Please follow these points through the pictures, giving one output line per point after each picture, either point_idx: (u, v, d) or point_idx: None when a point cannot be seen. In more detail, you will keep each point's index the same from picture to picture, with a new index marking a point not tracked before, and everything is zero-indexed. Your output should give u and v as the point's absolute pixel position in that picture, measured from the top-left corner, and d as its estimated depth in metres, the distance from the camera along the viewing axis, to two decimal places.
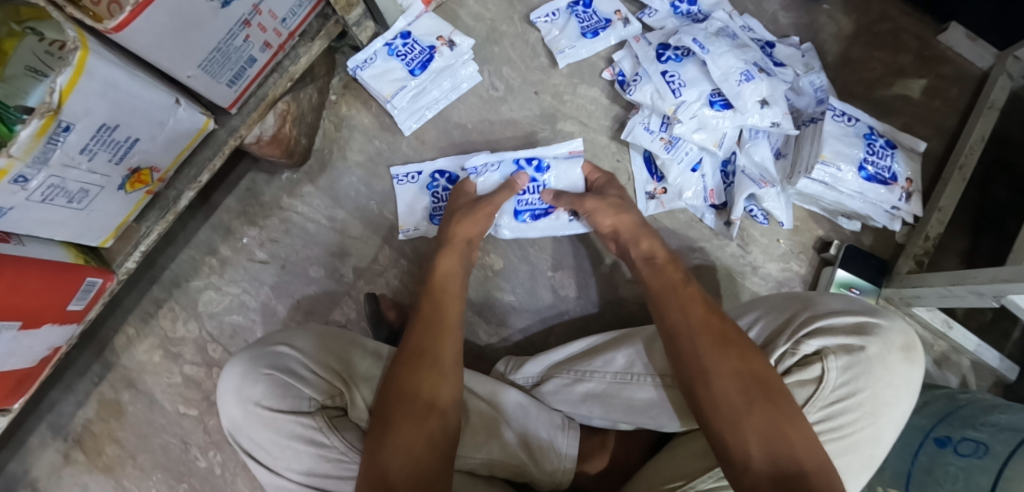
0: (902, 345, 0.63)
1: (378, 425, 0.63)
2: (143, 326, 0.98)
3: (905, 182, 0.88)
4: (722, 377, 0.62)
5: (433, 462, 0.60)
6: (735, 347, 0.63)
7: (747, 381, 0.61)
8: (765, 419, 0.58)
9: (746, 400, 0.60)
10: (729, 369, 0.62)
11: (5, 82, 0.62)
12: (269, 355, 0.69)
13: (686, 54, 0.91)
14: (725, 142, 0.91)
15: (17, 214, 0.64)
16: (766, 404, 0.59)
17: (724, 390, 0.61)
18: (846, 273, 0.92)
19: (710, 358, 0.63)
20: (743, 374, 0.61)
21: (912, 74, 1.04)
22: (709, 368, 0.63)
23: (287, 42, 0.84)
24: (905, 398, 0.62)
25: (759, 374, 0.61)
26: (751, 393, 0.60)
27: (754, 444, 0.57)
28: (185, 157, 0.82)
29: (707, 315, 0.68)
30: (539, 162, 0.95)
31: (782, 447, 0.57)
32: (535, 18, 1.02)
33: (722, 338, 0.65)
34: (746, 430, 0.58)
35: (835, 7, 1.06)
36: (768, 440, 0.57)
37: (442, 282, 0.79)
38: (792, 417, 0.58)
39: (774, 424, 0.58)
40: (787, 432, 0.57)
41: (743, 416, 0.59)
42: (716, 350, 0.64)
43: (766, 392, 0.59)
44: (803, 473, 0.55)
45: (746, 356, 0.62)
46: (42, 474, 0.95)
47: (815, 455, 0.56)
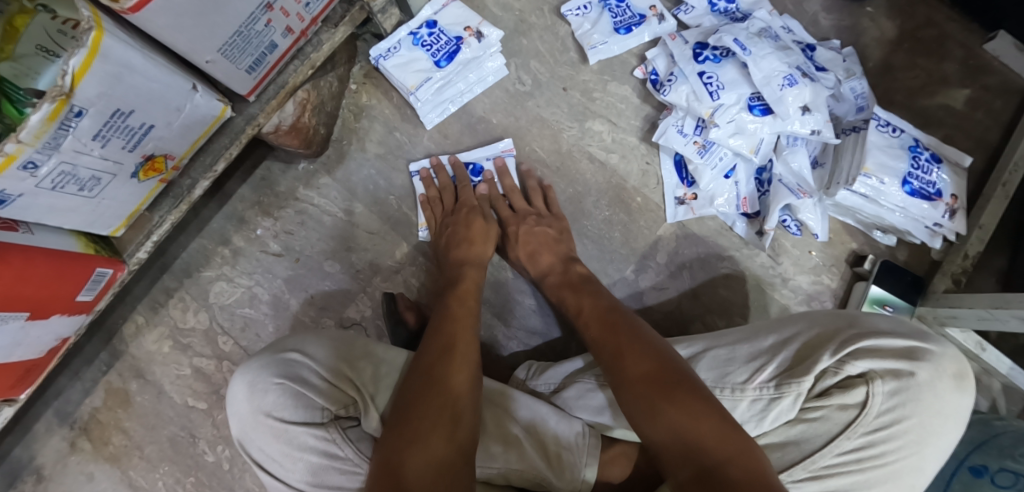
0: (954, 373, 0.60)
1: (397, 421, 0.61)
2: (153, 315, 0.96)
3: (950, 197, 0.84)
4: (626, 385, 0.63)
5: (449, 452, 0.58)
6: (631, 355, 0.66)
7: (647, 382, 0.62)
8: (671, 418, 0.58)
9: (648, 401, 0.60)
10: (629, 375, 0.64)
11: (14, 61, 0.59)
12: (279, 362, 0.66)
13: (725, 55, 0.88)
14: (762, 149, 0.88)
15: (25, 201, 0.61)
16: (665, 401, 0.59)
17: (628, 396, 0.62)
18: (881, 289, 0.89)
19: (613, 369, 0.66)
20: (641, 377, 0.63)
21: (956, 83, 1.00)
22: (614, 379, 0.65)
23: (309, 27, 0.81)
24: (952, 428, 0.60)
25: (653, 373, 0.62)
26: (649, 394, 0.61)
27: (669, 439, 0.57)
28: (201, 144, 0.79)
29: (603, 333, 0.72)
30: (474, 165, 0.97)
31: (693, 444, 0.56)
32: (565, 11, 0.98)
33: (615, 349, 0.68)
34: (656, 427, 0.58)
35: (879, 10, 1.01)
36: (677, 436, 0.57)
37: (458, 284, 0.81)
38: (695, 410, 0.57)
39: (681, 415, 0.57)
40: (694, 428, 0.56)
41: (652, 416, 0.59)
42: (616, 361, 0.67)
43: (662, 386, 0.61)
44: (721, 464, 0.53)
45: (642, 359, 0.65)
46: (48, 461, 0.93)
47: (728, 445, 0.54)
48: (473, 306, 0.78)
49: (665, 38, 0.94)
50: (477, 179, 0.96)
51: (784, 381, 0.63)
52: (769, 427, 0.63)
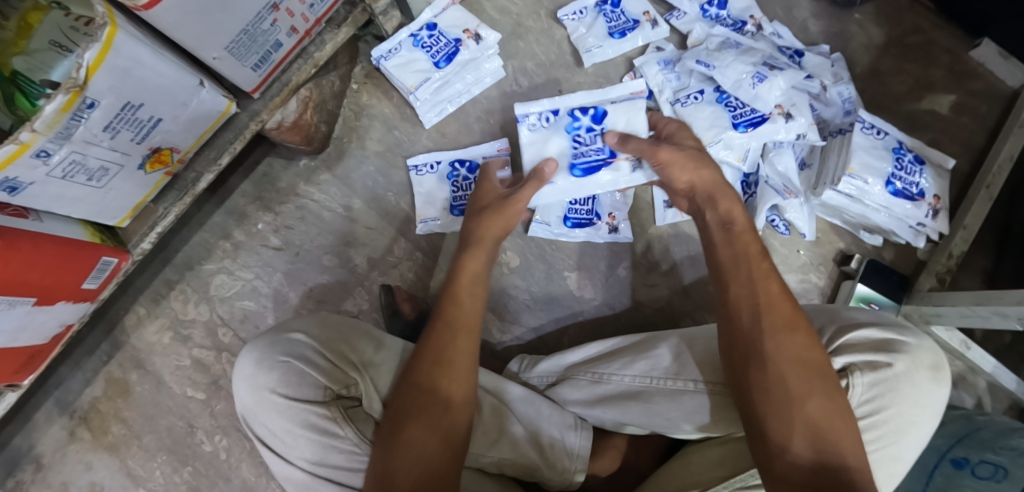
0: (930, 364, 0.62)
1: (389, 429, 0.61)
2: (154, 306, 0.98)
3: (933, 198, 0.87)
4: (780, 360, 0.58)
5: (442, 459, 0.59)
6: (803, 335, 0.59)
7: (805, 367, 0.57)
8: (821, 412, 0.55)
9: (806, 386, 0.56)
10: (790, 352, 0.58)
11: (27, 55, 0.61)
12: (285, 341, 0.69)
13: (584, 223, 0.96)
14: (750, 156, 0.90)
15: (36, 190, 0.63)
16: (822, 396, 0.56)
17: (781, 373, 0.58)
18: (866, 287, 0.91)
19: (773, 341, 0.60)
20: (804, 360, 0.58)
21: (941, 89, 1.02)
22: (768, 348, 0.60)
23: (314, 27, 0.83)
24: (929, 417, 0.61)
25: (821, 366, 0.57)
26: (810, 381, 0.57)
27: (801, 433, 0.55)
28: (206, 138, 0.82)
29: (778, 295, 0.63)
30: (471, 162, 0.97)
31: (827, 439, 0.54)
32: (562, 15, 1.01)
33: (788, 319, 0.61)
34: (800, 418, 0.56)
35: (867, 18, 1.04)
36: (816, 430, 0.55)
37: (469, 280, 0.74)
38: (845, 414, 0.55)
39: (828, 419, 0.55)
40: (836, 430, 0.55)
41: (796, 406, 0.56)
42: (779, 332, 0.60)
43: (826, 384, 0.56)
44: (846, 468, 0.53)
45: (812, 342, 0.59)
46: (47, 450, 0.94)
47: (859, 458, 0.54)
48: (478, 304, 0.73)
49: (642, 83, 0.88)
50: (473, 175, 0.97)
51: None
52: None
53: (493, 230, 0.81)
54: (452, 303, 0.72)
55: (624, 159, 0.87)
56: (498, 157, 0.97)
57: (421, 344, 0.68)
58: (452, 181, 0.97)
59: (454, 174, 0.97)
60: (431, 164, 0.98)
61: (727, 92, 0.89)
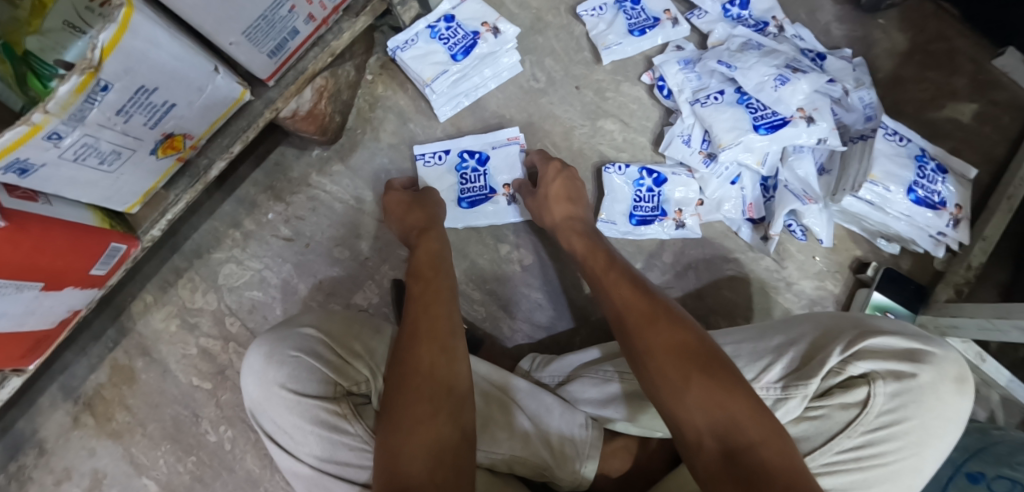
0: (955, 376, 0.61)
1: (389, 420, 0.59)
2: (162, 294, 0.97)
3: (955, 207, 0.86)
4: (655, 352, 0.60)
5: (447, 430, 0.58)
6: (665, 325, 0.62)
7: (679, 353, 0.59)
8: (703, 391, 0.55)
9: (682, 373, 0.57)
10: (662, 344, 0.60)
11: (41, 34, 0.61)
12: (295, 336, 0.68)
13: (649, 220, 0.93)
14: (768, 160, 0.89)
15: (47, 172, 0.62)
16: (700, 376, 0.56)
17: (660, 364, 0.59)
18: (883, 296, 0.90)
19: (642, 336, 0.62)
20: (675, 348, 0.59)
21: (964, 97, 1.01)
22: (640, 346, 0.62)
23: (331, 15, 0.82)
24: (952, 430, 0.60)
25: (689, 351, 0.59)
26: (685, 366, 0.57)
27: (697, 416, 0.55)
28: (219, 125, 0.81)
29: (632, 298, 0.67)
30: (480, 154, 0.96)
31: (722, 417, 0.54)
32: (581, 11, 1.00)
33: (648, 316, 0.64)
34: (688, 403, 0.55)
35: (890, 23, 1.03)
36: (708, 410, 0.54)
37: (432, 262, 0.78)
38: (725, 386, 0.55)
39: (713, 395, 0.55)
40: (725, 402, 0.54)
41: (681, 390, 0.56)
42: (644, 328, 0.63)
43: (698, 363, 0.57)
44: (753, 444, 0.52)
45: (676, 329, 0.61)
46: (50, 435, 0.94)
47: (761, 423, 0.53)
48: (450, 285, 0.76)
49: (516, 129, 0.96)
50: (482, 167, 0.96)
51: (791, 384, 0.63)
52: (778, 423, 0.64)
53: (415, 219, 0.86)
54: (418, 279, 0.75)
55: (502, 194, 0.96)
56: (507, 146, 0.97)
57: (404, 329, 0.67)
58: (460, 172, 0.96)
59: (463, 165, 0.96)
60: (440, 153, 0.97)
61: (749, 94, 0.88)
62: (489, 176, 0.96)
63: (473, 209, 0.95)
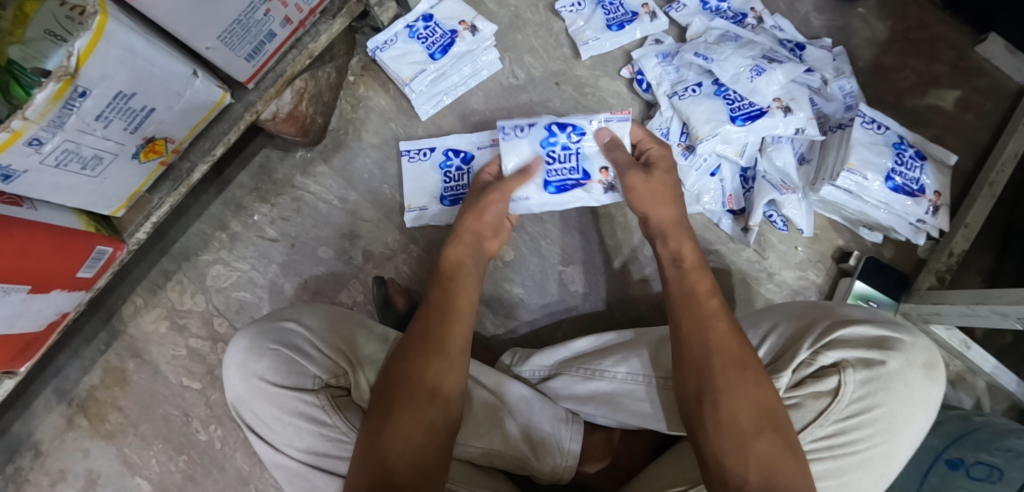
0: (924, 362, 0.61)
1: (373, 423, 0.61)
2: (152, 296, 0.98)
3: (933, 194, 0.85)
4: (734, 398, 0.59)
5: (430, 450, 0.60)
6: (753, 372, 0.60)
7: (757, 404, 0.58)
8: (771, 448, 0.56)
9: (757, 427, 0.57)
10: (743, 392, 0.59)
11: (23, 44, 0.61)
12: (276, 330, 0.69)
13: (570, 186, 0.85)
14: (747, 151, 0.89)
15: (30, 178, 0.63)
16: (773, 434, 0.57)
17: (733, 411, 0.59)
18: (865, 285, 0.90)
19: (724, 378, 0.60)
20: (751, 398, 0.59)
21: (945, 84, 1.01)
22: (719, 385, 0.60)
23: (308, 17, 0.83)
24: (923, 416, 0.60)
25: (770, 404, 0.58)
26: (760, 420, 0.58)
27: (753, 468, 0.56)
28: (200, 128, 0.82)
29: (727, 334, 0.64)
30: (466, 153, 0.96)
31: (777, 476, 0.55)
32: (559, 7, 1.01)
33: (739, 358, 0.61)
34: (750, 456, 0.57)
35: (870, 12, 1.03)
36: (767, 468, 0.56)
37: (453, 270, 0.76)
38: (796, 452, 0.56)
39: (780, 455, 0.56)
40: (786, 467, 0.56)
41: (748, 444, 0.57)
42: (732, 369, 0.60)
43: (775, 420, 0.58)
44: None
45: (764, 381, 0.60)
46: (45, 437, 0.95)
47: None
48: (471, 298, 0.74)
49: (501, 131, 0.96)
50: (467, 166, 0.96)
51: None
52: None
53: (476, 226, 0.81)
54: (440, 289, 0.73)
55: None
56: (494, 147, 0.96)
57: (409, 333, 0.68)
58: (444, 171, 0.97)
59: (447, 163, 0.97)
60: (423, 150, 0.98)
61: (726, 85, 0.88)
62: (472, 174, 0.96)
63: (453, 207, 0.96)
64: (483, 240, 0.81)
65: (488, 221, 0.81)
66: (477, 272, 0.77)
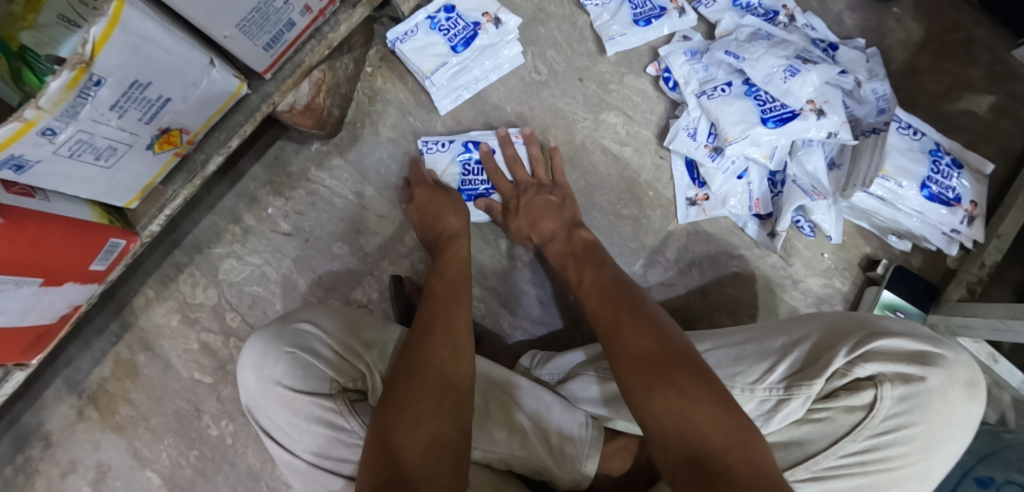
0: (966, 381, 0.59)
1: (388, 408, 0.58)
2: (163, 289, 0.97)
3: (970, 204, 0.83)
4: (623, 361, 0.61)
5: (450, 431, 0.57)
6: (632, 334, 0.63)
7: (649, 362, 0.59)
8: (664, 395, 0.56)
9: (646, 380, 0.58)
10: (628, 354, 0.61)
11: (35, 30, 0.59)
12: (292, 332, 0.68)
13: (478, 195, 0.95)
14: (776, 154, 0.87)
15: (42, 169, 0.61)
16: (663, 382, 0.57)
17: (626, 373, 0.60)
18: (892, 294, 0.87)
19: (617, 345, 0.63)
20: (640, 354, 0.60)
21: (981, 89, 0.98)
22: (613, 356, 0.63)
23: (328, 7, 0.81)
24: (961, 436, 0.59)
25: (651, 355, 0.60)
26: (648, 372, 0.58)
27: (660, 421, 0.55)
28: (217, 119, 0.80)
29: (608, 312, 0.69)
30: (486, 147, 0.95)
31: (682, 419, 0.54)
32: (585, 1, 0.98)
33: (618, 327, 0.65)
34: (652, 412, 0.56)
35: (905, 11, 0.99)
36: (676, 419, 0.54)
37: (456, 266, 0.80)
38: (691, 390, 0.55)
39: (674, 398, 0.55)
40: (686, 406, 0.54)
41: (646, 398, 0.57)
42: (615, 338, 0.64)
43: (660, 368, 0.58)
44: (716, 452, 0.51)
45: (642, 337, 0.62)
46: (55, 428, 0.94)
47: (724, 427, 0.52)
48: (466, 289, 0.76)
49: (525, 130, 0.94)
50: (486, 161, 0.95)
51: (795, 383, 0.62)
52: (778, 426, 0.62)
53: (449, 224, 0.86)
54: (439, 280, 0.76)
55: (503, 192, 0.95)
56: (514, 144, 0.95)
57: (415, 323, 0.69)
58: (463, 164, 0.95)
59: (467, 156, 0.95)
60: (443, 142, 0.95)
61: (757, 86, 0.86)
62: (491, 171, 0.95)
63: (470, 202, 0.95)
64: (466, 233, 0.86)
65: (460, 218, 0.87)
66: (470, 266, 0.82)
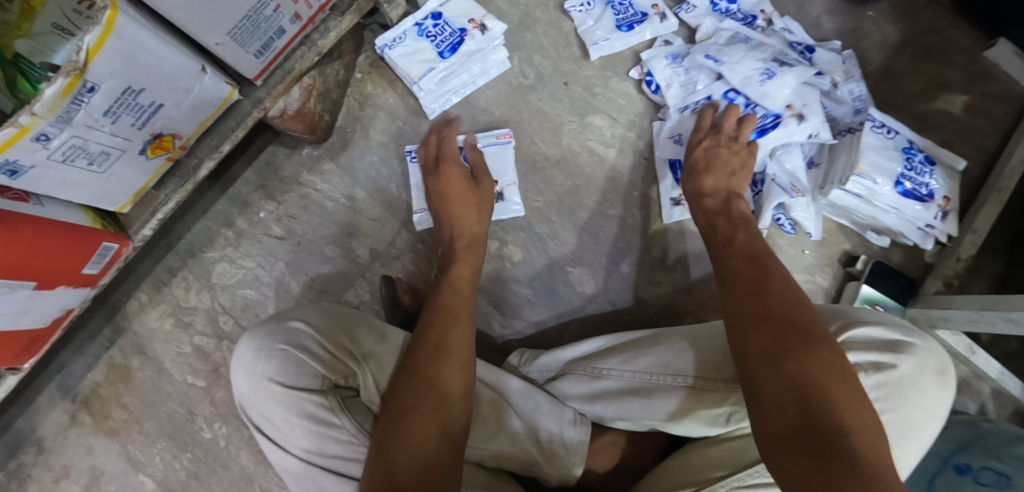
0: (936, 368, 0.61)
1: (386, 423, 0.60)
2: (156, 293, 0.98)
3: (943, 200, 0.86)
4: (753, 323, 0.58)
5: (444, 443, 0.59)
6: (772, 298, 0.60)
7: (777, 332, 0.56)
8: (801, 364, 0.52)
9: (782, 345, 0.54)
10: (763, 315, 0.58)
11: (30, 38, 0.61)
12: (284, 330, 0.69)
13: None
14: (758, 155, 0.89)
15: (36, 174, 0.63)
16: (804, 351, 0.53)
17: (755, 334, 0.57)
18: (871, 289, 0.90)
19: (740, 313, 0.60)
20: (777, 320, 0.57)
21: (955, 89, 1.01)
22: (743, 315, 0.59)
23: (317, 14, 0.83)
24: (933, 421, 0.60)
25: (794, 322, 0.56)
26: (786, 339, 0.55)
27: (783, 388, 0.52)
28: (209, 125, 0.81)
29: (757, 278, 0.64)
30: (468, 150, 0.96)
31: (813, 390, 0.50)
32: (569, 7, 1.01)
33: (762, 289, 0.62)
34: (781, 375, 0.53)
35: (881, 15, 1.03)
36: (799, 387, 0.51)
37: (457, 279, 0.79)
38: (830, 366, 0.52)
39: (811, 369, 0.52)
40: (817, 379, 0.51)
41: (776, 362, 0.54)
42: (756, 300, 0.60)
43: (801, 337, 0.54)
44: (842, 430, 0.48)
45: (789, 305, 0.58)
46: (48, 433, 0.95)
47: (858, 413, 0.49)
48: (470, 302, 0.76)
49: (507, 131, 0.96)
50: None
51: None
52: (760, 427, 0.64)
53: (466, 230, 0.86)
54: (447, 294, 0.75)
55: None
56: (497, 145, 0.96)
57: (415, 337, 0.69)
58: None
59: None
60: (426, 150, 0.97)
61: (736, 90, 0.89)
62: None
63: None
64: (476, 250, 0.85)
65: (468, 229, 0.86)
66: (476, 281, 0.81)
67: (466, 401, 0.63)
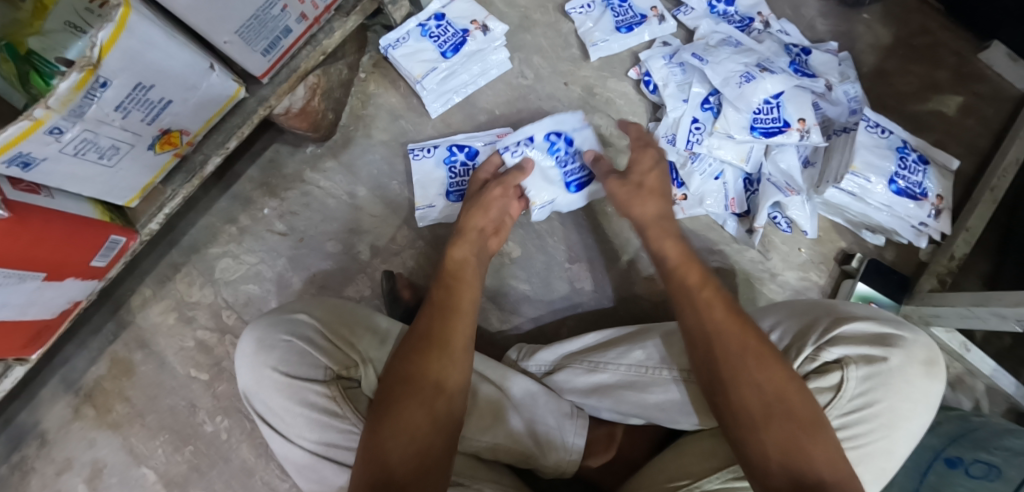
0: (924, 360, 0.63)
1: (378, 410, 0.60)
2: (160, 288, 0.99)
3: (936, 198, 0.87)
4: (741, 386, 0.58)
5: (440, 446, 0.59)
6: (757, 355, 0.59)
7: (769, 397, 0.57)
8: (785, 433, 0.55)
9: (767, 413, 0.56)
10: (748, 377, 0.58)
11: (42, 35, 0.63)
12: (288, 321, 0.70)
13: None
14: (752, 155, 0.92)
15: (48, 166, 0.64)
16: (791, 422, 0.55)
17: (741, 398, 0.58)
18: (867, 287, 0.91)
19: (729, 365, 0.60)
20: (763, 386, 0.57)
21: (948, 90, 1.02)
22: (726, 374, 0.59)
23: (323, 14, 0.84)
24: (923, 412, 0.61)
25: (779, 388, 0.57)
26: (773, 408, 0.56)
27: (773, 456, 0.54)
28: (215, 121, 0.83)
29: (727, 319, 0.63)
30: (470, 148, 0.97)
31: (801, 457, 0.54)
32: (569, 9, 1.03)
33: (742, 342, 0.60)
34: (767, 445, 0.55)
35: (874, 17, 1.05)
36: (789, 457, 0.54)
37: (457, 269, 0.76)
38: (815, 431, 0.55)
39: (795, 438, 0.54)
40: (806, 447, 0.54)
41: (762, 430, 0.56)
42: (736, 356, 0.60)
43: (785, 405, 0.56)
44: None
45: (768, 363, 0.58)
46: (52, 426, 0.96)
47: (837, 469, 0.54)
48: (474, 297, 0.73)
49: (507, 128, 0.97)
50: (472, 162, 0.97)
51: None
52: None
53: (480, 222, 0.82)
54: (448, 289, 0.73)
55: None
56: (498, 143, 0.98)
57: (412, 331, 0.68)
58: (449, 167, 0.97)
59: (452, 159, 0.97)
60: (429, 147, 0.98)
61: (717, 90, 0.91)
62: None
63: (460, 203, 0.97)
64: (486, 238, 0.82)
65: (491, 218, 0.83)
66: (481, 270, 0.78)
67: (460, 398, 0.63)
